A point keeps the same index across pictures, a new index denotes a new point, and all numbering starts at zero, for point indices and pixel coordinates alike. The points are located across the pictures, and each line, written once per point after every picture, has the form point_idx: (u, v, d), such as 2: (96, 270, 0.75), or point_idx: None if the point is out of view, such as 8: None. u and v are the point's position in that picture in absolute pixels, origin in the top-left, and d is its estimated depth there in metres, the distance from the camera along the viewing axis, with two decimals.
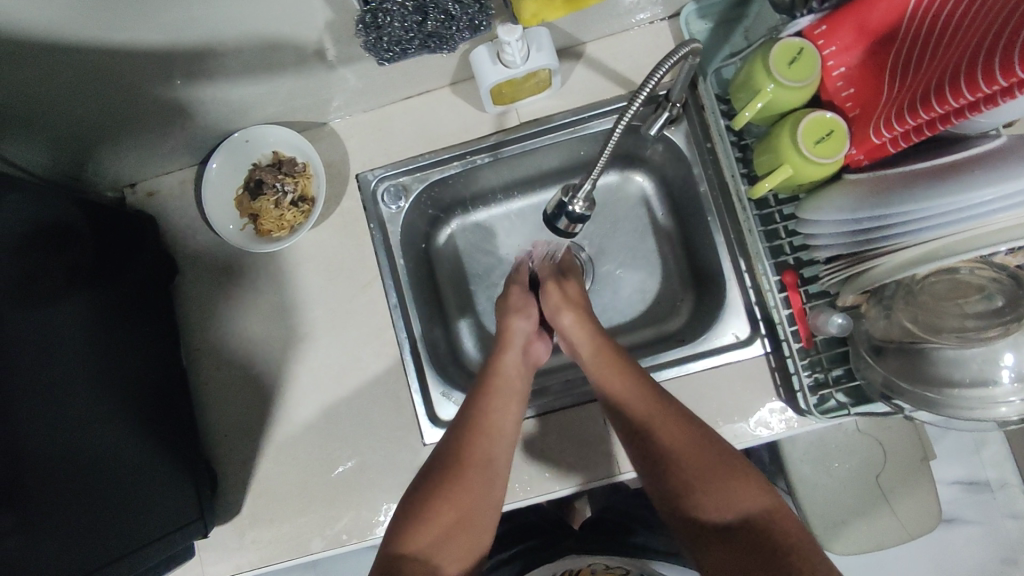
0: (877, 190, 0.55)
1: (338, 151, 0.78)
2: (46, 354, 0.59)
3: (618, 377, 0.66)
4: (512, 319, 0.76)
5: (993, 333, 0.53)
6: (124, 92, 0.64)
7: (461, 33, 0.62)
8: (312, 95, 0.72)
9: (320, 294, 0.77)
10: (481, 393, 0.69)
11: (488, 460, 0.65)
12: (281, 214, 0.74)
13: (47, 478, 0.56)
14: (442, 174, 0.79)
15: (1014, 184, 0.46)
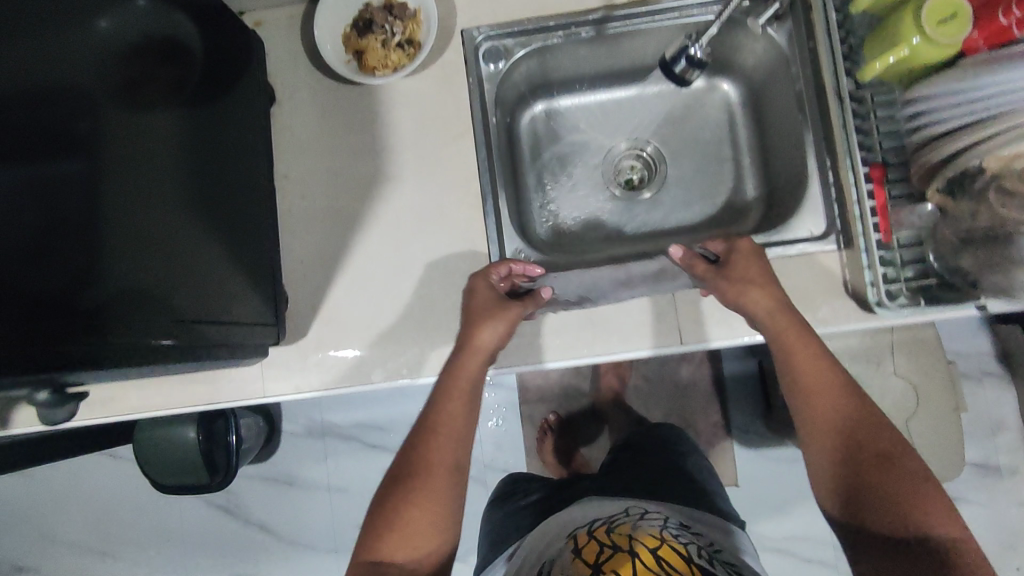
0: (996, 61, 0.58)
1: (448, 6, 0.80)
2: (145, 153, 0.60)
3: (803, 350, 0.68)
4: (481, 333, 0.71)
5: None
6: None
7: None
8: None
9: (412, 140, 0.79)
10: (438, 406, 0.71)
11: (451, 467, 0.70)
12: (387, 54, 0.77)
13: (137, 271, 0.57)
14: (544, 42, 0.81)
15: None
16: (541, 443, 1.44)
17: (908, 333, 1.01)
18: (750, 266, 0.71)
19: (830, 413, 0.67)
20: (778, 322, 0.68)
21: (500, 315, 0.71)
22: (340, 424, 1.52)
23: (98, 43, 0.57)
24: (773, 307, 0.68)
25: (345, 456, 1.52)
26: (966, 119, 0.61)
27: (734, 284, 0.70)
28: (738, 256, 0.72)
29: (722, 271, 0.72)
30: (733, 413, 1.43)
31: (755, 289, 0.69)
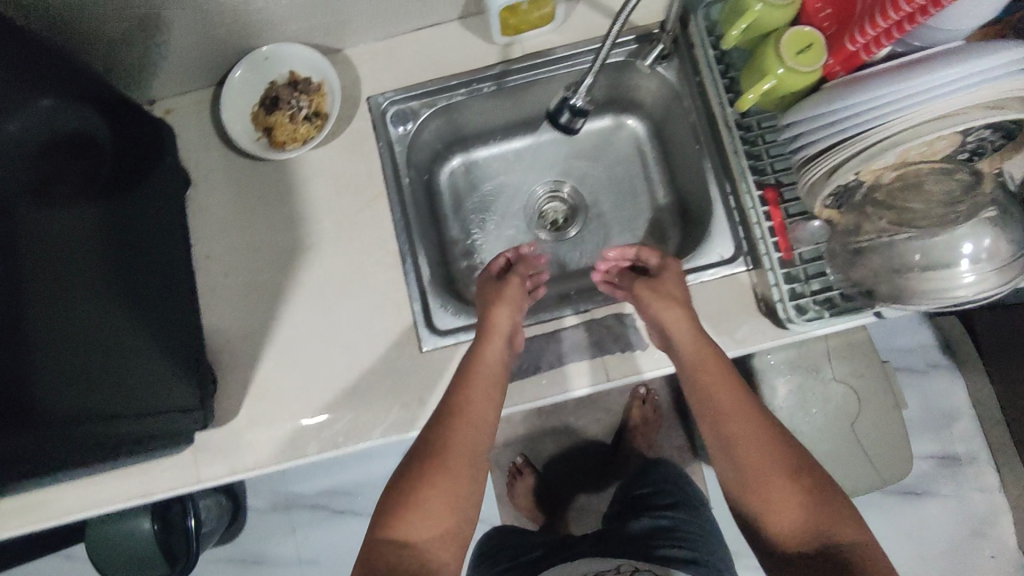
0: (856, 85, 0.62)
1: (351, 76, 0.82)
2: (58, 250, 0.59)
3: (713, 368, 0.67)
4: (496, 311, 0.74)
5: (948, 222, 0.60)
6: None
7: None
8: (329, 14, 0.76)
9: (328, 207, 0.80)
10: (464, 380, 0.68)
11: (471, 447, 0.64)
12: (295, 128, 0.79)
13: (54, 374, 0.57)
14: (448, 100, 0.84)
15: (965, 66, 0.57)
16: (512, 490, 1.40)
17: (840, 340, 1.04)
18: (672, 287, 0.73)
19: (739, 444, 0.65)
20: (694, 343, 0.68)
21: (514, 289, 0.77)
22: (304, 493, 1.48)
23: (3, 149, 0.57)
24: (683, 333, 0.69)
25: (313, 526, 1.47)
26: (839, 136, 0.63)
27: (656, 293, 0.72)
28: (662, 277, 0.74)
29: (654, 283, 0.74)
30: (696, 434, 1.44)
31: (671, 299, 0.71)
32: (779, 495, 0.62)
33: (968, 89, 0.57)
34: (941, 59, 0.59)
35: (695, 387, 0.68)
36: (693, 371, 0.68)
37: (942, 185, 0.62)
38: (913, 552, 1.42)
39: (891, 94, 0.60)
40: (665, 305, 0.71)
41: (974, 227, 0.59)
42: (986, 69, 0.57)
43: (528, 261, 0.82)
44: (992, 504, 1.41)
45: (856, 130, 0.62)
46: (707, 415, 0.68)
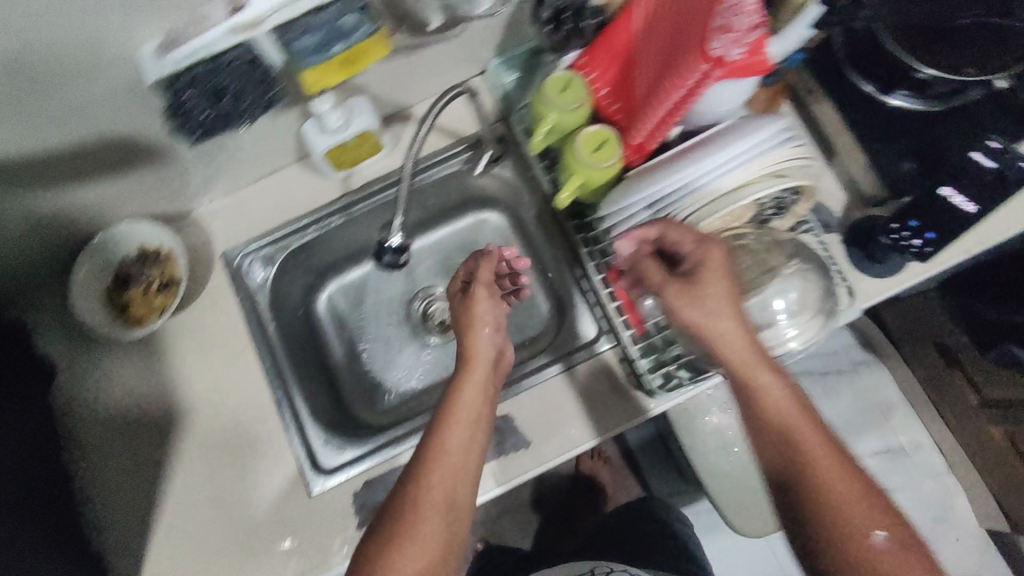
0: (648, 176, 0.67)
1: (202, 236, 0.84)
2: None
3: (760, 369, 0.60)
4: (475, 336, 0.71)
5: (762, 282, 0.65)
6: None
7: (256, 107, 0.67)
8: (164, 188, 0.77)
9: (198, 370, 0.80)
10: (440, 421, 0.65)
11: (446, 501, 0.60)
12: (151, 301, 0.78)
13: None
14: (301, 241, 0.86)
15: (728, 150, 0.63)
16: None
17: None
18: (715, 287, 0.61)
19: (809, 484, 0.54)
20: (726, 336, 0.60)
21: (484, 308, 0.73)
22: None
23: None
24: (732, 340, 0.60)
25: None
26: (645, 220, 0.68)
27: (691, 289, 0.62)
28: (709, 266, 0.62)
29: (691, 284, 0.62)
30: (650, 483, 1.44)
31: (712, 287, 0.61)
32: (850, 545, 0.52)
33: (738, 167, 0.64)
34: (716, 141, 0.64)
35: (748, 392, 0.60)
36: (750, 360, 0.60)
37: (749, 253, 0.66)
38: None
39: (673, 177, 0.65)
40: (716, 295, 0.61)
41: (782, 283, 0.65)
42: (747, 150, 0.63)
43: (489, 257, 0.74)
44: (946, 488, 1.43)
45: (658, 214, 0.68)
46: (752, 412, 0.60)
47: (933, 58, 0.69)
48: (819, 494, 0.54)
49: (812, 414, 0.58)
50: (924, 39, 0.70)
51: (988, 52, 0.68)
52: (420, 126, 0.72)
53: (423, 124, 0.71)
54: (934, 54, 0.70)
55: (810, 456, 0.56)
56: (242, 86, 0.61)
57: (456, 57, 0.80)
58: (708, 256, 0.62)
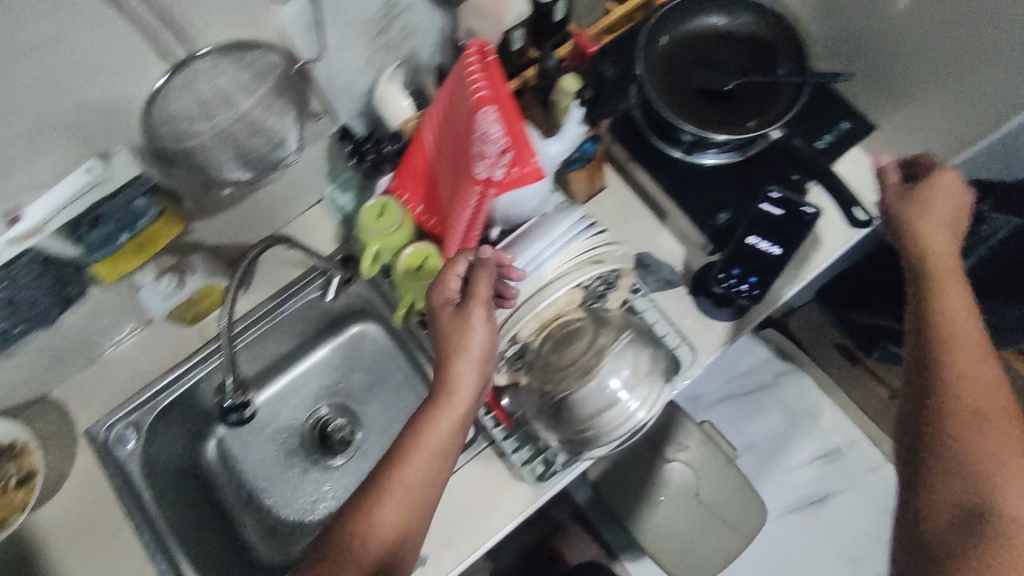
0: None
1: (62, 416, 0.82)
2: None
3: (945, 261, 0.61)
4: (458, 364, 0.60)
5: (596, 364, 0.67)
6: None
7: (51, 309, 0.67)
8: (8, 381, 0.76)
9: (75, 559, 0.78)
10: (407, 446, 0.59)
11: (399, 535, 0.58)
12: (10, 499, 0.75)
13: None
14: (169, 398, 0.83)
15: (536, 244, 0.67)
16: None
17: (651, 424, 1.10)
18: (938, 203, 0.63)
19: (978, 402, 0.53)
20: (939, 235, 0.63)
21: (484, 331, 0.61)
22: None
23: None
24: (944, 257, 0.61)
25: None
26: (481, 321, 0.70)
27: (923, 207, 0.64)
28: (925, 192, 0.64)
29: (913, 193, 0.65)
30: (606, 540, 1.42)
31: (937, 203, 0.64)
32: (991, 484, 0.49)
33: (550, 258, 0.67)
34: (531, 235, 0.68)
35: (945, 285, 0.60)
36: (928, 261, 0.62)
37: (584, 334, 0.70)
38: (846, 556, 1.42)
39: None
40: (936, 204, 0.64)
41: (615, 361, 0.67)
42: (562, 239, 0.68)
43: (484, 270, 0.61)
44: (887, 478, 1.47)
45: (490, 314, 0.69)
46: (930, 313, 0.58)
47: (720, 123, 0.76)
48: (979, 413, 0.52)
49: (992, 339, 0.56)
50: (709, 106, 0.77)
51: (763, 108, 0.76)
52: (230, 281, 0.67)
53: (231, 281, 0.67)
54: (720, 119, 0.77)
55: (938, 382, 0.55)
56: (37, 288, 0.63)
57: (287, 194, 0.83)
58: (925, 186, 0.64)
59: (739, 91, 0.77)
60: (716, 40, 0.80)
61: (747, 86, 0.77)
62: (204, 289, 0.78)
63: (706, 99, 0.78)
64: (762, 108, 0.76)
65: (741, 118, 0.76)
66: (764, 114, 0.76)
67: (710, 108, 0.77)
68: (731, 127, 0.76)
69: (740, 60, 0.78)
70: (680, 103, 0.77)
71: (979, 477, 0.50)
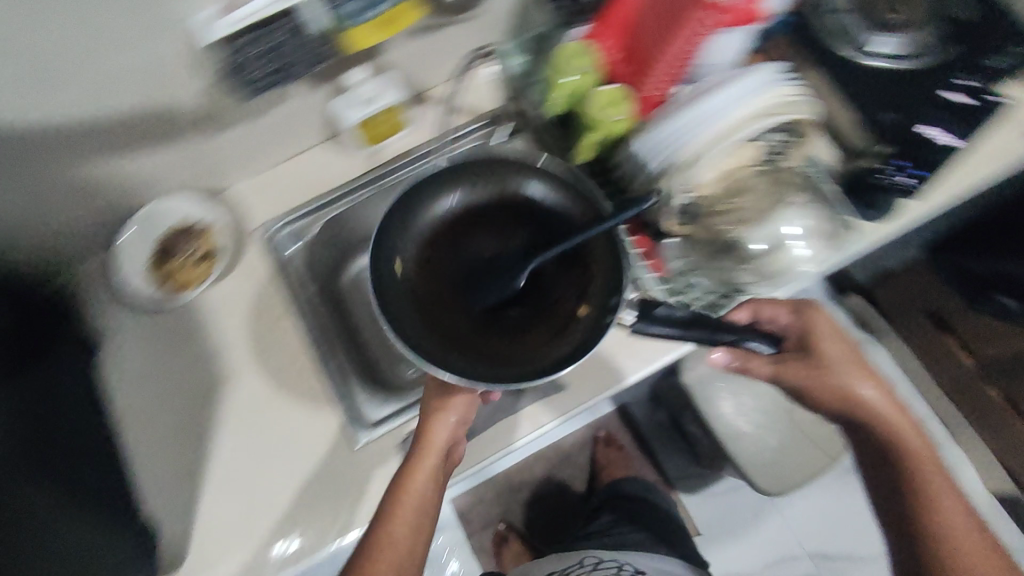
0: (670, 116, 0.69)
1: (239, 212, 0.89)
2: None
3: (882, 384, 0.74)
4: (433, 420, 0.70)
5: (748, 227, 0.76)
6: (45, 168, 0.71)
7: (301, 64, 0.72)
8: (205, 163, 0.83)
9: (239, 337, 0.84)
10: (392, 492, 0.69)
11: (406, 551, 0.68)
12: (191, 269, 0.84)
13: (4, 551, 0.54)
14: (332, 213, 0.89)
15: (743, 83, 0.66)
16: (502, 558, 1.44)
17: None
18: (835, 348, 0.73)
19: (941, 493, 0.69)
20: (838, 396, 0.73)
21: (461, 398, 0.69)
22: None
23: None
24: (864, 378, 0.74)
25: None
26: (669, 157, 0.69)
27: (808, 366, 0.73)
28: (818, 335, 0.74)
29: (805, 351, 0.74)
30: (663, 460, 1.52)
31: (825, 349, 0.73)
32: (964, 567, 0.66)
33: (752, 98, 0.66)
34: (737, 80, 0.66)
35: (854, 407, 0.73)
36: (832, 396, 0.73)
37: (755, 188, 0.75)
38: None
39: (686, 116, 0.68)
40: (830, 347, 0.73)
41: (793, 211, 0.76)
42: (760, 84, 0.65)
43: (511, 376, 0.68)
44: None
45: (679, 147, 0.68)
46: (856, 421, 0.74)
47: (546, 314, 0.59)
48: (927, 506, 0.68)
49: (898, 410, 0.73)
50: (568, 265, 0.61)
51: (611, 276, 0.60)
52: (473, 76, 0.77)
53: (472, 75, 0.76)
54: (512, 352, 0.57)
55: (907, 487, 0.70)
56: (291, 36, 0.68)
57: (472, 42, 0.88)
58: (808, 329, 0.74)
59: (516, 295, 0.60)
60: (500, 211, 0.63)
61: (598, 243, 0.60)
62: (389, 107, 0.83)
63: (558, 264, 0.62)
64: (582, 275, 0.60)
65: (567, 302, 0.59)
66: (597, 300, 0.59)
67: (490, 336, 0.58)
68: (567, 330, 0.58)
69: (507, 250, 0.61)
70: (431, 338, 0.57)
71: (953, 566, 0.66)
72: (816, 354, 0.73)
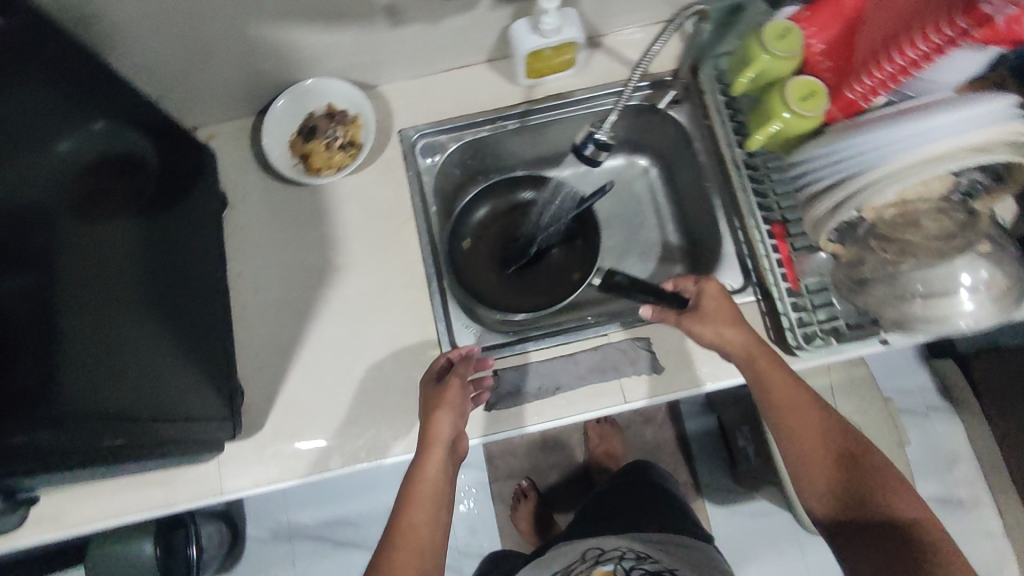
0: (862, 130, 0.65)
1: (385, 110, 0.88)
2: (106, 254, 0.61)
3: (773, 375, 0.70)
4: (438, 416, 0.70)
5: (910, 262, 0.66)
6: (229, 18, 0.71)
7: None
8: (370, 54, 0.82)
9: (358, 233, 0.85)
10: (404, 496, 0.68)
11: (428, 542, 0.66)
12: (331, 155, 0.84)
13: (89, 375, 0.57)
14: (475, 135, 0.89)
15: (962, 113, 0.60)
16: (517, 510, 1.46)
17: (842, 378, 1.09)
18: (714, 309, 0.72)
19: (811, 441, 0.70)
20: (751, 358, 0.71)
21: (455, 393, 0.71)
22: (308, 523, 1.45)
23: (62, 161, 0.58)
24: (752, 344, 0.71)
25: (315, 559, 1.43)
26: (845, 173, 0.66)
27: (709, 326, 0.71)
28: (706, 308, 0.72)
29: (701, 316, 0.72)
30: (700, 468, 1.49)
31: (726, 325, 0.71)
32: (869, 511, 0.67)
33: (967, 132, 0.59)
34: (964, 108, 0.60)
35: (767, 397, 0.71)
36: (762, 383, 0.71)
37: (933, 214, 0.65)
38: None
39: (879, 135, 0.63)
40: (727, 329, 0.71)
41: (970, 258, 0.64)
42: (991, 116, 0.59)
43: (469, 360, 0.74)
44: (999, 552, 1.36)
45: (859, 168, 0.65)
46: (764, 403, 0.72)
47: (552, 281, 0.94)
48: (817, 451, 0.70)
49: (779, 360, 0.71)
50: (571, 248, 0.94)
51: (586, 260, 0.92)
52: (662, 33, 0.72)
53: (666, 30, 0.71)
54: (521, 294, 0.94)
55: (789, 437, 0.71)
56: None
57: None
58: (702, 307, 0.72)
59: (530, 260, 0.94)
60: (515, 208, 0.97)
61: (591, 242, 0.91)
62: (566, 43, 0.80)
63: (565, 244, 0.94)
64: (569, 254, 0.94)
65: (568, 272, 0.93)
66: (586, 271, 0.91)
67: (515, 287, 0.95)
68: (557, 287, 0.94)
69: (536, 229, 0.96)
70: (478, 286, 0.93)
71: (859, 498, 0.68)
72: (704, 335, 0.72)
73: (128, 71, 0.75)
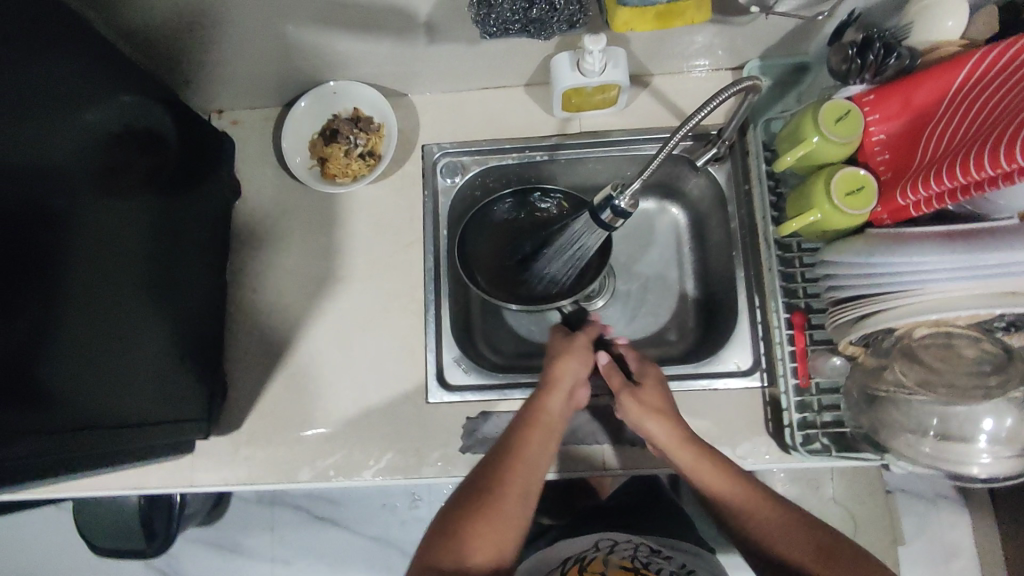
0: (907, 243, 0.57)
1: (412, 122, 0.85)
2: (113, 240, 0.61)
3: (691, 456, 0.67)
4: (565, 363, 0.72)
5: (931, 395, 0.61)
6: (260, 17, 0.69)
7: (561, 24, 0.66)
8: (403, 66, 0.78)
9: (365, 245, 0.83)
10: (523, 426, 0.67)
11: (534, 485, 0.63)
12: (348, 163, 0.82)
13: (76, 367, 0.57)
14: (499, 162, 0.85)
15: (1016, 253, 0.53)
16: None
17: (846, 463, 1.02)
18: (643, 390, 0.71)
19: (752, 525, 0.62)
20: (677, 446, 0.67)
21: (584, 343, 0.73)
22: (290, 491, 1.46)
23: (83, 134, 0.58)
24: (669, 432, 0.68)
25: (291, 529, 1.44)
26: (880, 289, 0.61)
27: (641, 404, 0.70)
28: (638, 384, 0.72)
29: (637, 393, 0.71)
30: None
31: (658, 410, 0.69)
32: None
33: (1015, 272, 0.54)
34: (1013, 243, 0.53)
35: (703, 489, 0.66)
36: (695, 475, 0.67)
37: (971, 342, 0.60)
38: None
39: (913, 262, 0.57)
40: (650, 415, 0.69)
41: (999, 403, 0.59)
42: None
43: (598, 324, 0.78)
44: None
45: (896, 290, 0.59)
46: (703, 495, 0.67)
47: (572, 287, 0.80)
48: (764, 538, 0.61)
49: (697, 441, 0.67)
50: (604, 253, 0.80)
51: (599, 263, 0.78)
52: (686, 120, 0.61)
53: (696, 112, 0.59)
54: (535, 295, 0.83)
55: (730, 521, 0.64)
56: None
57: (720, 49, 0.77)
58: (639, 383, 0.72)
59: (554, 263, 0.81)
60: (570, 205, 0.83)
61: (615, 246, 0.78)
62: (609, 84, 0.75)
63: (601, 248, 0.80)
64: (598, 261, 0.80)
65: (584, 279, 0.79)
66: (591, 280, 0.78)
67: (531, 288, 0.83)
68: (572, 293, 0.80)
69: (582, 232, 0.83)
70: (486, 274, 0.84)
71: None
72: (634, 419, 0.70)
73: (157, 53, 0.74)
